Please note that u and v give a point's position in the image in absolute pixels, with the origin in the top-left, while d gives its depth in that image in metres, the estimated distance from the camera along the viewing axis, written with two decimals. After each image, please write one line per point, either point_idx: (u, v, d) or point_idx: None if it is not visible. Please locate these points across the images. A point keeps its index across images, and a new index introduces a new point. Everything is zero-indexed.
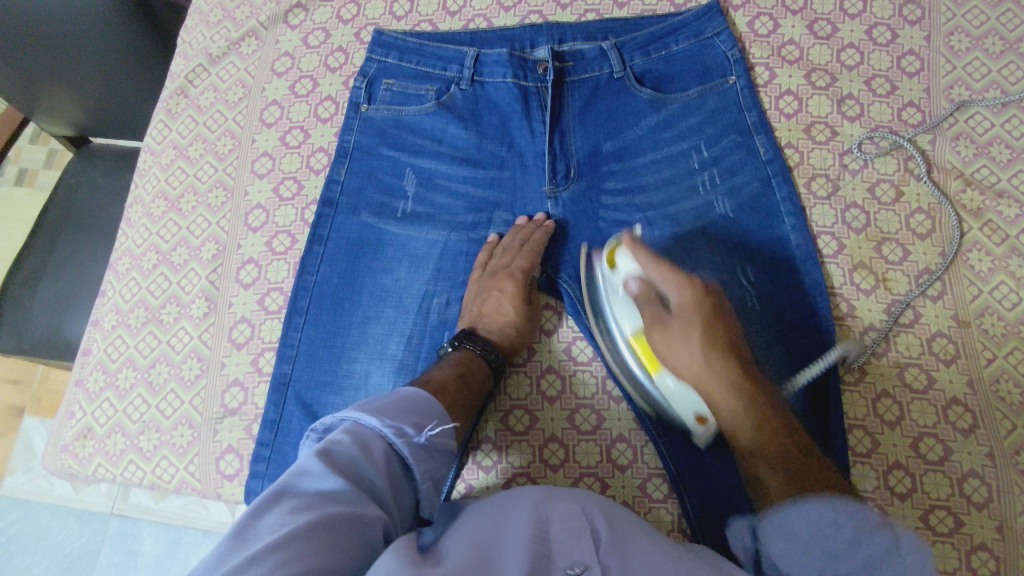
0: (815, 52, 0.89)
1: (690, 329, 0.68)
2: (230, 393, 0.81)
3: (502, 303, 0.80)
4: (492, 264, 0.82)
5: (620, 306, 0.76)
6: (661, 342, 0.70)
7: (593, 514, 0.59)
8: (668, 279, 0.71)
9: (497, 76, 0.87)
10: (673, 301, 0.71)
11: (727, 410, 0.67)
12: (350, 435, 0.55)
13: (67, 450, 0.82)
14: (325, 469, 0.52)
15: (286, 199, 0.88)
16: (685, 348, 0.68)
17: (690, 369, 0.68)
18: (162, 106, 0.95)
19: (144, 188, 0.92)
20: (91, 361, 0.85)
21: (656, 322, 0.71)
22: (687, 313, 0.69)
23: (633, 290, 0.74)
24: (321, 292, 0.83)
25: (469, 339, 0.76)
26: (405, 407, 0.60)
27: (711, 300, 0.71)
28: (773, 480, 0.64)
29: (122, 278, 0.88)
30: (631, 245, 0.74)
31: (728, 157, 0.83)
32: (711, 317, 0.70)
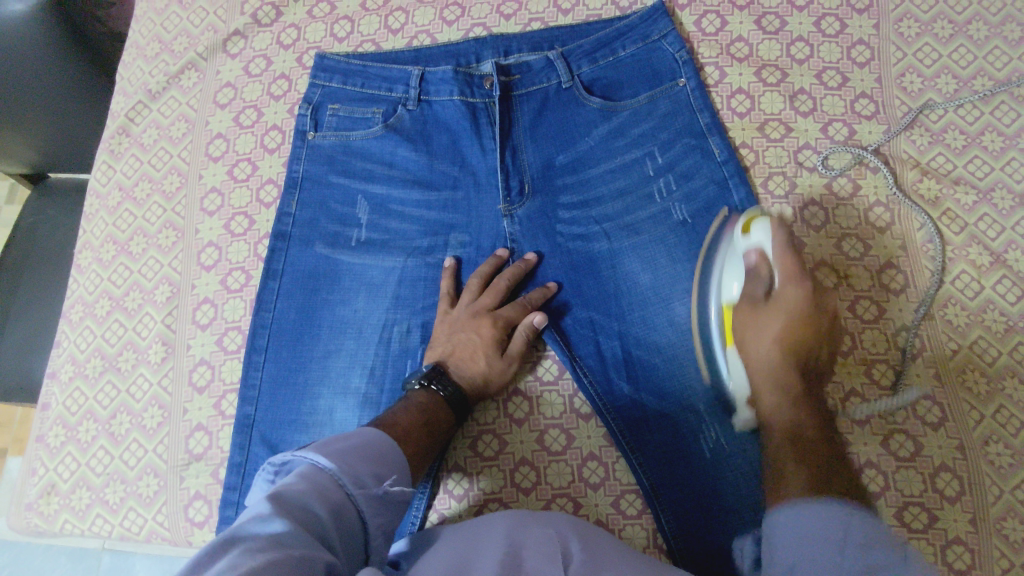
0: (764, 48, 0.88)
1: (778, 316, 0.67)
2: (195, 438, 0.79)
3: (478, 350, 0.77)
4: (476, 306, 0.79)
5: (731, 271, 0.73)
6: (747, 319, 0.69)
7: (562, 537, 0.58)
8: (786, 270, 0.68)
9: (443, 94, 0.85)
10: (779, 290, 0.68)
11: (770, 401, 0.66)
12: (305, 482, 0.52)
13: (31, 508, 0.80)
14: (278, 512, 0.48)
15: (237, 235, 0.86)
16: (766, 329, 0.67)
17: (759, 348, 0.67)
18: (105, 147, 0.93)
19: (92, 232, 0.90)
20: (50, 415, 0.83)
21: (751, 300, 0.69)
22: (786, 309, 0.67)
23: (749, 261, 0.70)
24: (279, 328, 0.81)
25: (437, 380, 0.74)
26: (365, 456, 0.58)
27: (817, 310, 0.68)
28: (796, 483, 0.59)
29: (77, 327, 0.86)
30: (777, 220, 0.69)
31: (683, 161, 0.81)
32: (808, 325, 0.67)
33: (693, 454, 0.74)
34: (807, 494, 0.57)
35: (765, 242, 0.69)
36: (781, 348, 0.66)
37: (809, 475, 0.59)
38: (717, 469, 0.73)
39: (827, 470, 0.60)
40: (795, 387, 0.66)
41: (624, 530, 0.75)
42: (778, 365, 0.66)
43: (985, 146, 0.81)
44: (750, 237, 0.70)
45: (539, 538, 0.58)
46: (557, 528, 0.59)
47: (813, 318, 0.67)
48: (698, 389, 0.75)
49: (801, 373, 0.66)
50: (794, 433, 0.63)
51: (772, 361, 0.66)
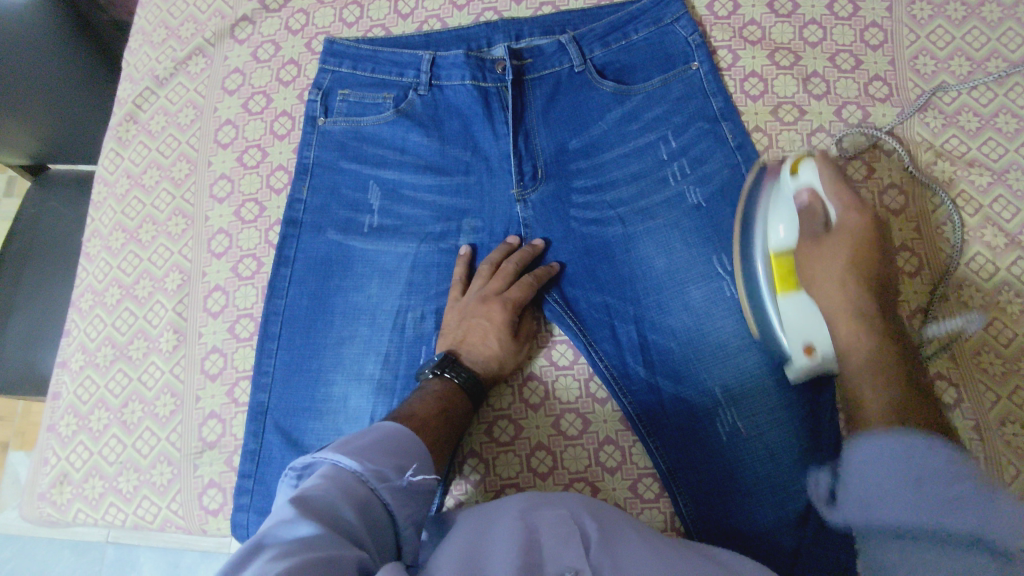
0: (777, 31, 0.88)
1: (849, 250, 0.63)
2: (208, 426, 0.79)
3: (489, 333, 0.76)
4: (484, 289, 0.78)
5: (777, 214, 0.68)
6: (807, 254, 0.65)
7: (584, 520, 0.57)
8: (843, 200, 0.65)
9: (454, 79, 0.85)
10: (838, 220, 0.64)
11: (847, 334, 0.62)
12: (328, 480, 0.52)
13: (44, 498, 0.79)
14: (304, 514, 0.47)
15: (248, 222, 0.85)
16: (830, 267, 0.63)
17: (830, 290, 0.63)
18: (112, 134, 0.92)
19: (100, 220, 0.90)
20: (61, 404, 0.82)
21: (810, 237, 0.65)
22: (851, 239, 0.63)
23: (800, 201, 0.66)
24: (292, 316, 0.80)
25: (451, 368, 0.73)
26: (386, 447, 0.58)
27: (875, 238, 0.64)
28: (869, 400, 0.59)
29: (87, 315, 0.86)
30: (823, 157, 0.66)
31: (697, 145, 0.81)
32: (872, 249, 0.64)
33: (709, 437, 0.74)
34: (886, 429, 0.57)
35: (814, 182, 0.66)
36: (852, 276, 0.62)
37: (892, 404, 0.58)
38: (735, 452, 0.73)
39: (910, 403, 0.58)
40: (873, 318, 0.62)
41: (642, 514, 0.75)
42: (852, 298, 0.62)
43: (999, 128, 0.81)
44: (798, 179, 0.67)
45: (552, 518, 0.57)
46: (580, 511, 0.59)
47: (874, 245, 0.64)
48: (715, 372, 0.75)
49: (875, 299, 0.63)
50: (876, 369, 0.60)
51: (840, 286, 0.62)
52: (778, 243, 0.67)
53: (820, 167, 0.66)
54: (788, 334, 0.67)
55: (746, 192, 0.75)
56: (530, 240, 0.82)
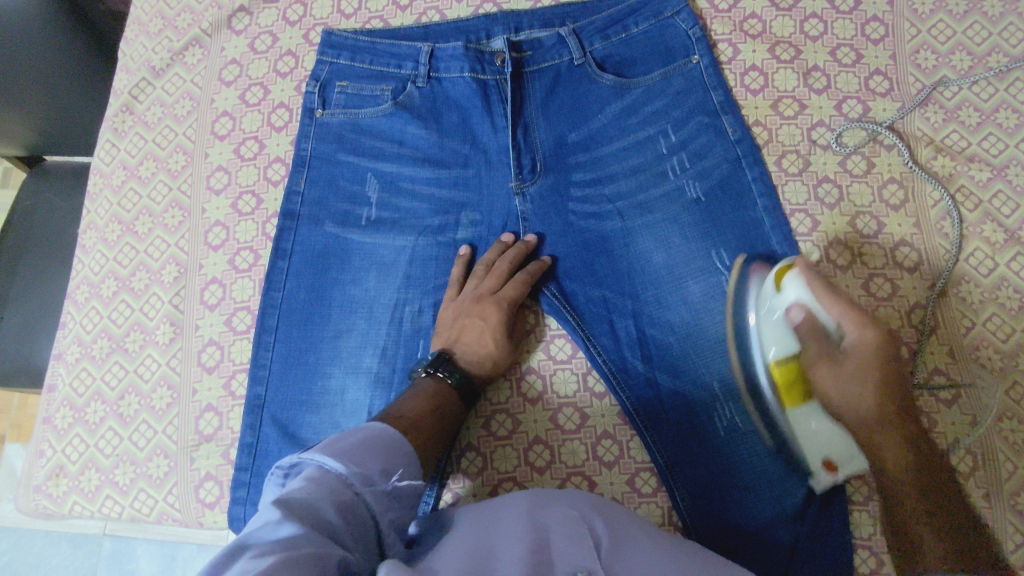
0: (778, 25, 0.87)
1: (868, 370, 0.62)
2: (205, 419, 0.78)
3: (484, 333, 0.76)
4: (477, 288, 0.78)
5: (771, 330, 0.69)
6: (826, 378, 0.64)
7: (592, 517, 0.57)
8: (849, 313, 0.63)
9: (453, 71, 0.85)
10: (852, 341, 0.63)
11: (892, 460, 0.61)
12: (312, 484, 0.51)
13: (40, 490, 0.79)
14: (288, 515, 0.47)
15: (245, 214, 0.85)
16: (852, 391, 0.62)
17: (856, 415, 0.63)
18: (108, 125, 0.92)
19: (96, 212, 0.89)
20: (57, 397, 0.82)
21: (823, 357, 0.65)
22: (866, 356, 0.62)
23: (795, 319, 0.66)
24: (289, 308, 0.80)
25: (444, 368, 0.73)
26: (372, 449, 0.57)
27: (895, 348, 0.63)
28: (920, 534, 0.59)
29: (83, 307, 0.85)
30: (807, 269, 0.66)
31: (696, 139, 0.81)
32: (891, 364, 0.62)
33: (707, 432, 0.74)
34: None
35: (806, 296, 0.66)
36: (879, 395, 0.62)
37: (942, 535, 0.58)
38: (732, 447, 0.73)
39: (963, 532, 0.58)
40: (908, 437, 0.61)
41: (639, 508, 0.75)
42: (881, 421, 0.61)
43: (999, 123, 0.81)
44: (786, 293, 0.68)
45: (560, 517, 0.57)
46: (586, 509, 0.58)
47: (892, 359, 0.62)
48: (713, 368, 0.74)
49: (904, 415, 0.62)
50: (923, 497, 0.59)
51: (867, 407, 0.62)
52: (775, 359, 0.69)
53: (809, 279, 0.66)
54: (807, 450, 0.69)
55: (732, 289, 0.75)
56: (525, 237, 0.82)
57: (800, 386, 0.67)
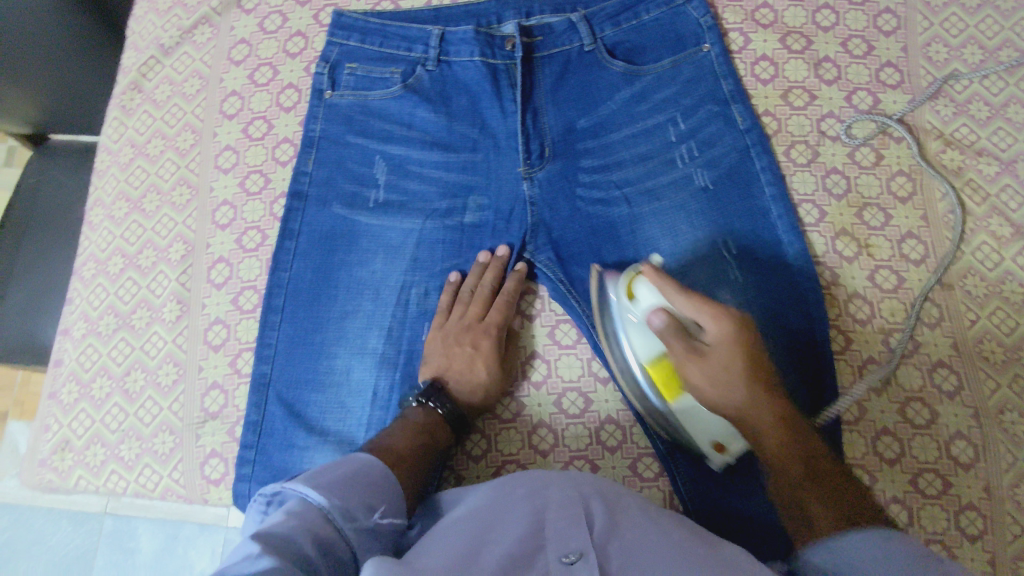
0: (790, 15, 0.87)
1: (734, 363, 0.59)
2: (210, 397, 0.79)
3: (475, 360, 0.77)
4: (464, 318, 0.79)
5: (638, 335, 0.71)
6: (694, 376, 0.61)
7: (591, 499, 0.57)
8: (704, 310, 0.60)
9: (464, 55, 0.85)
10: (713, 334, 0.59)
11: (775, 444, 0.59)
12: (294, 516, 0.51)
13: (45, 464, 0.79)
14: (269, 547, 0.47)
15: (253, 193, 0.85)
16: (721, 385, 0.60)
17: (731, 403, 0.60)
18: (116, 103, 0.92)
19: (104, 189, 0.89)
20: (63, 372, 0.82)
21: (689, 355, 0.61)
22: (728, 350, 0.59)
23: (655, 323, 0.63)
24: (296, 288, 0.80)
25: (436, 399, 0.73)
26: (357, 483, 0.58)
27: (754, 331, 0.59)
28: (819, 518, 0.56)
29: (89, 284, 0.85)
30: (653, 276, 0.65)
31: (705, 128, 0.81)
32: (754, 352, 0.59)
33: None
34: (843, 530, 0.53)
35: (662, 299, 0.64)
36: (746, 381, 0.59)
37: (834, 516, 0.55)
38: None
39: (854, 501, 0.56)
40: (779, 420, 0.59)
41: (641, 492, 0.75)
42: (752, 411, 0.59)
43: (1008, 118, 0.81)
44: (641, 300, 0.69)
45: (560, 500, 0.57)
46: (588, 492, 0.58)
47: (753, 348, 0.59)
48: None
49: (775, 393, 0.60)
50: (809, 480, 0.58)
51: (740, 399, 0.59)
52: (647, 359, 0.70)
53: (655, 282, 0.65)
54: (697, 435, 0.70)
55: (595, 290, 0.78)
56: (499, 249, 0.82)
57: (674, 381, 0.68)
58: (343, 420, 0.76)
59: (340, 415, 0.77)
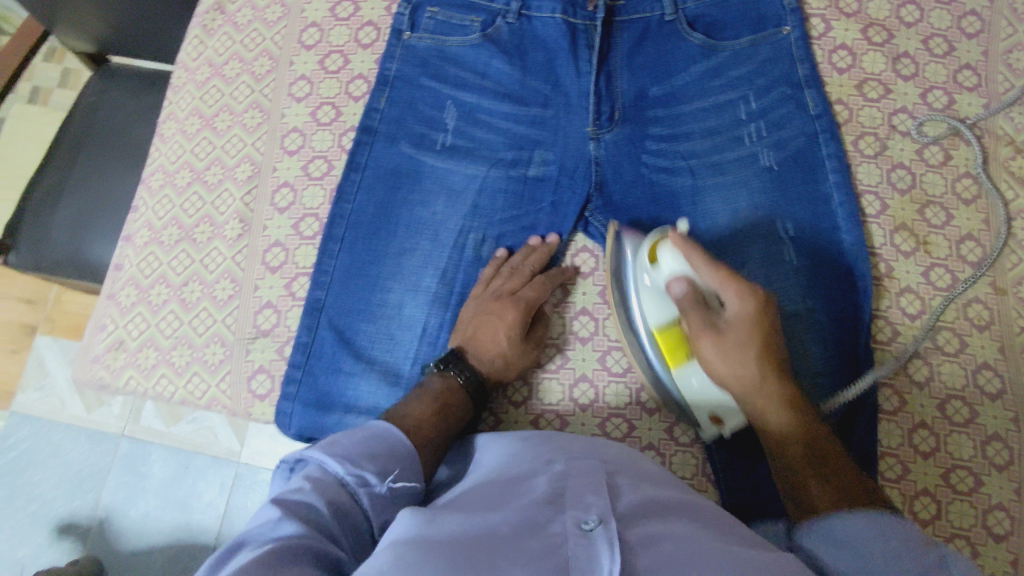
0: (874, 7, 0.87)
1: (746, 341, 0.63)
2: (263, 315, 0.80)
3: (498, 331, 0.74)
4: (497, 291, 0.78)
5: (652, 300, 0.73)
6: (708, 348, 0.65)
7: (617, 473, 0.55)
8: (727, 287, 0.64)
9: (545, 11, 0.85)
10: (733, 309, 0.64)
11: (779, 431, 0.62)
12: (309, 482, 0.52)
13: (99, 361, 0.82)
14: (285, 514, 0.48)
15: (323, 124, 0.86)
16: (734, 359, 0.64)
17: (737, 381, 0.64)
18: (199, 22, 0.93)
19: (178, 105, 0.91)
20: (123, 276, 0.84)
21: (705, 328, 0.66)
22: (746, 325, 0.63)
23: (676, 292, 0.67)
24: (357, 220, 0.81)
25: (455, 365, 0.71)
26: (371, 448, 0.56)
27: (772, 313, 0.64)
28: (818, 500, 0.57)
29: (156, 195, 0.87)
30: (680, 244, 0.67)
31: (777, 109, 0.81)
32: (769, 331, 0.63)
33: None
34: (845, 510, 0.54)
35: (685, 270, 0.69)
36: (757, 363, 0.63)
37: (835, 496, 0.56)
38: None
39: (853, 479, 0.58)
40: (786, 391, 0.62)
41: (675, 456, 0.75)
42: (759, 393, 0.63)
43: None
44: (663, 267, 0.71)
45: (583, 466, 0.55)
46: (613, 462, 0.58)
47: (768, 331, 0.63)
48: None
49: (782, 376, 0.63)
50: (806, 458, 0.59)
51: (745, 375, 0.63)
52: (659, 327, 0.72)
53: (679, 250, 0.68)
54: (696, 407, 0.72)
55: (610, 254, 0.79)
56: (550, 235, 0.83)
57: (681, 350, 0.71)
58: (391, 352, 0.78)
59: (389, 347, 0.78)
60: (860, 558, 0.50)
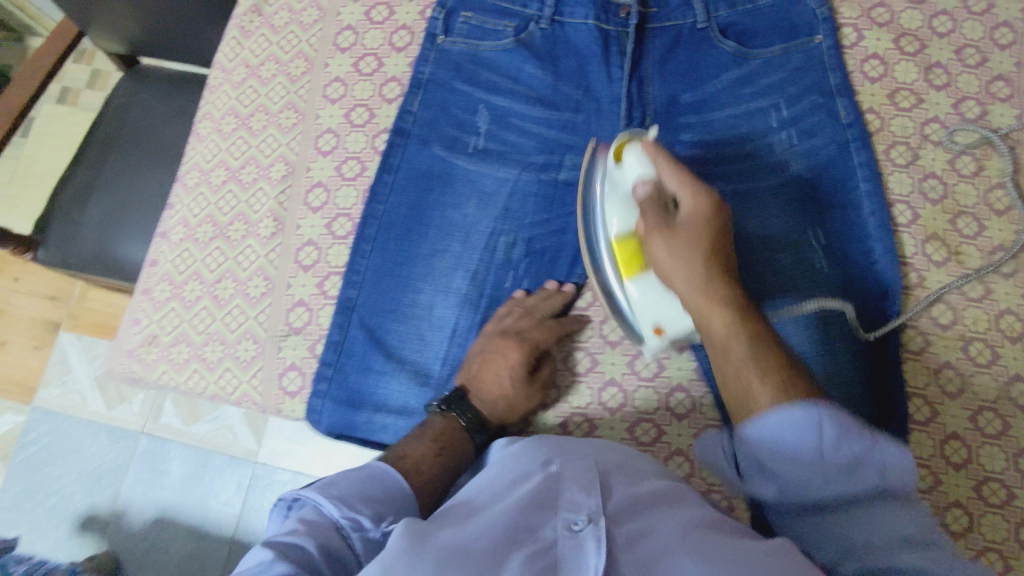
0: (906, 17, 0.87)
1: (696, 240, 0.64)
2: (296, 313, 0.81)
3: (502, 371, 0.73)
4: (507, 328, 0.76)
5: (618, 206, 0.74)
6: (658, 246, 0.66)
7: (612, 470, 0.55)
8: (685, 186, 0.67)
9: (577, 17, 0.86)
10: (687, 206, 0.66)
11: (719, 326, 0.61)
12: (304, 526, 0.51)
13: (133, 354, 0.83)
14: (278, 556, 0.46)
15: (357, 126, 0.87)
16: (681, 256, 0.64)
17: (683, 281, 0.64)
18: (236, 24, 0.95)
19: (214, 104, 0.92)
20: (158, 272, 0.86)
21: (657, 228, 0.66)
22: (697, 222, 0.65)
23: (640, 193, 0.70)
24: (389, 221, 0.82)
25: (457, 408, 0.70)
26: (369, 492, 0.55)
27: (724, 217, 0.65)
28: (761, 397, 0.56)
29: (191, 192, 0.88)
30: (650, 148, 0.70)
31: (808, 118, 0.82)
32: (718, 230, 0.65)
33: None
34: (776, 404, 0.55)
35: (651, 173, 0.70)
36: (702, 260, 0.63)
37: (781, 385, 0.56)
38: None
39: (794, 379, 0.57)
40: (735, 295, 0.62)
41: (703, 462, 0.75)
42: (705, 296, 0.62)
43: None
44: (628, 170, 0.72)
45: (577, 463, 0.55)
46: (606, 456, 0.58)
47: (717, 229, 0.64)
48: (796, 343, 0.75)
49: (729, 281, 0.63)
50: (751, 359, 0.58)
51: (693, 273, 0.63)
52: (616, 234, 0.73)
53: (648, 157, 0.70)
54: (645, 317, 0.72)
55: (584, 173, 0.79)
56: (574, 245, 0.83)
57: (637, 258, 0.72)
58: (421, 352, 0.79)
59: (419, 347, 0.79)
60: (791, 458, 0.55)
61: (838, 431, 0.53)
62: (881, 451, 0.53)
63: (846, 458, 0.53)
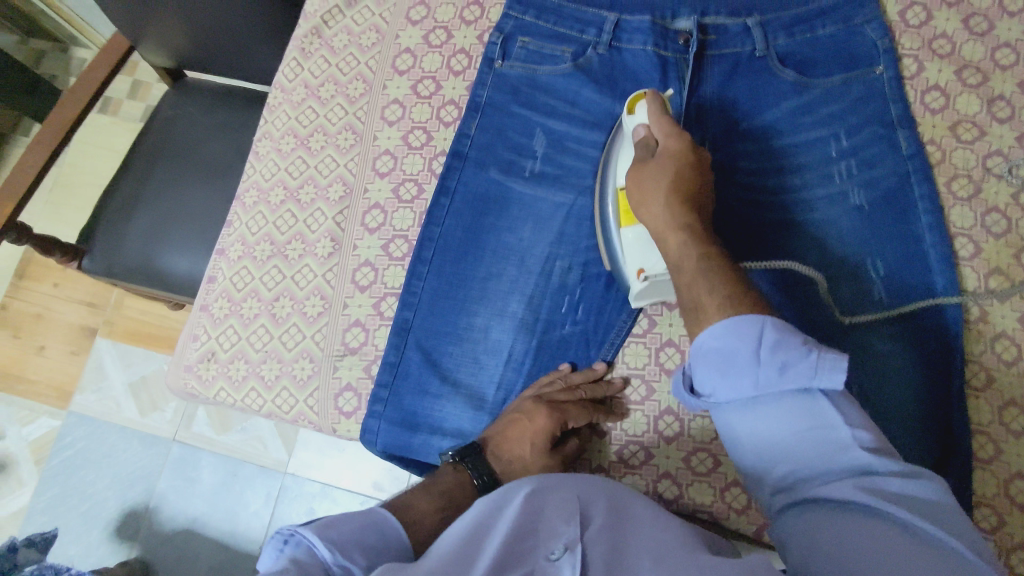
0: (968, 49, 0.87)
1: (664, 172, 0.67)
2: (352, 332, 0.82)
3: (526, 433, 0.71)
4: (544, 395, 0.74)
5: (625, 154, 0.76)
6: (631, 179, 0.70)
7: (593, 500, 0.52)
8: (666, 127, 0.71)
9: (636, 43, 0.87)
10: (663, 142, 0.70)
11: (675, 248, 0.64)
12: (295, 564, 0.46)
13: (192, 370, 0.84)
14: None
15: (414, 148, 0.88)
16: (653, 186, 0.68)
17: (649, 210, 0.67)
18: (296, 45, 0.96)
19: (274, 124, 0.94)
20: (217, 288, 0.87)
21: (638, 161, 0.71)
22: (669, 155, 0.68)
23: (637, 136, 0.73)
24: (445, 243, 0.83)
25: (471, 461, 0.68)
26: (366, 541, 0.52)
27: (697, 159, 0.68)
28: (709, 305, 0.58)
29: (250, 210, 0.90)
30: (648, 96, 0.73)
31: (869, 148, 0.81)
32: (688, 166, 0.68)
33: None
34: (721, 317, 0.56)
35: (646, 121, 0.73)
36: (667, 191, 0.66)
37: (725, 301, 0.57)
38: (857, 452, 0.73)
39: (740, 295, 0.58)
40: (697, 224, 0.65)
41: None
42: (668, 222, 0.65)
43: None
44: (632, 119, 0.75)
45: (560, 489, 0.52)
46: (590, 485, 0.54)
47: (683, 164, 0.67)
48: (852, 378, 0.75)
49: (693, 213, 0.66)
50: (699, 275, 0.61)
51: (659, 200, 0.66)
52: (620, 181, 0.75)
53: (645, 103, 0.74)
54: (630, 261, 0.74)
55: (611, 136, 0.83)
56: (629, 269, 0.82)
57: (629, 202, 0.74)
58: (476, 375, 0.79)
59: (474, 370, 0.79)
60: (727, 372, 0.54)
61: (777, 337, 0.52)
62: (817, 359, 0.50)
63: (777, 368, 0.51)
